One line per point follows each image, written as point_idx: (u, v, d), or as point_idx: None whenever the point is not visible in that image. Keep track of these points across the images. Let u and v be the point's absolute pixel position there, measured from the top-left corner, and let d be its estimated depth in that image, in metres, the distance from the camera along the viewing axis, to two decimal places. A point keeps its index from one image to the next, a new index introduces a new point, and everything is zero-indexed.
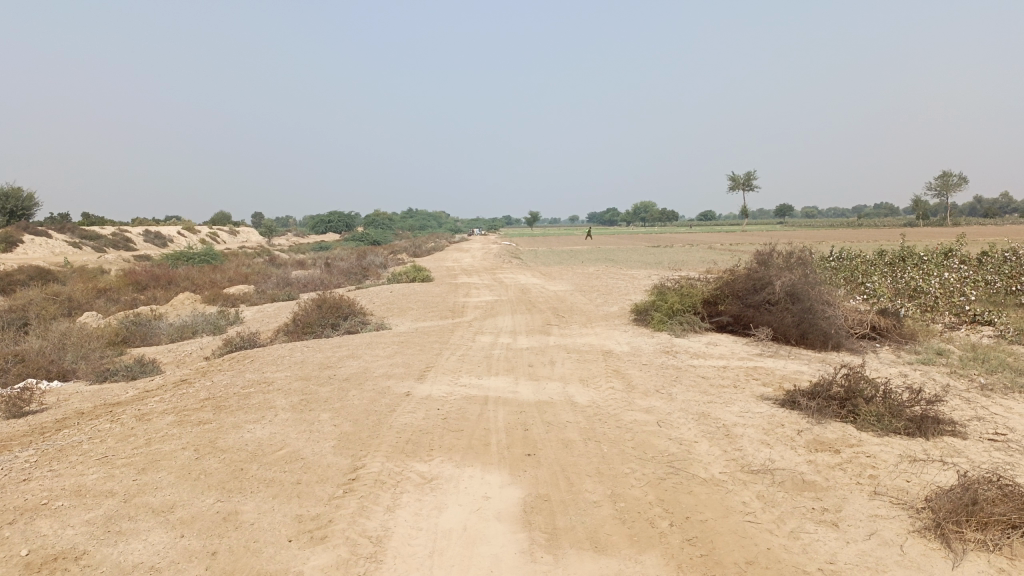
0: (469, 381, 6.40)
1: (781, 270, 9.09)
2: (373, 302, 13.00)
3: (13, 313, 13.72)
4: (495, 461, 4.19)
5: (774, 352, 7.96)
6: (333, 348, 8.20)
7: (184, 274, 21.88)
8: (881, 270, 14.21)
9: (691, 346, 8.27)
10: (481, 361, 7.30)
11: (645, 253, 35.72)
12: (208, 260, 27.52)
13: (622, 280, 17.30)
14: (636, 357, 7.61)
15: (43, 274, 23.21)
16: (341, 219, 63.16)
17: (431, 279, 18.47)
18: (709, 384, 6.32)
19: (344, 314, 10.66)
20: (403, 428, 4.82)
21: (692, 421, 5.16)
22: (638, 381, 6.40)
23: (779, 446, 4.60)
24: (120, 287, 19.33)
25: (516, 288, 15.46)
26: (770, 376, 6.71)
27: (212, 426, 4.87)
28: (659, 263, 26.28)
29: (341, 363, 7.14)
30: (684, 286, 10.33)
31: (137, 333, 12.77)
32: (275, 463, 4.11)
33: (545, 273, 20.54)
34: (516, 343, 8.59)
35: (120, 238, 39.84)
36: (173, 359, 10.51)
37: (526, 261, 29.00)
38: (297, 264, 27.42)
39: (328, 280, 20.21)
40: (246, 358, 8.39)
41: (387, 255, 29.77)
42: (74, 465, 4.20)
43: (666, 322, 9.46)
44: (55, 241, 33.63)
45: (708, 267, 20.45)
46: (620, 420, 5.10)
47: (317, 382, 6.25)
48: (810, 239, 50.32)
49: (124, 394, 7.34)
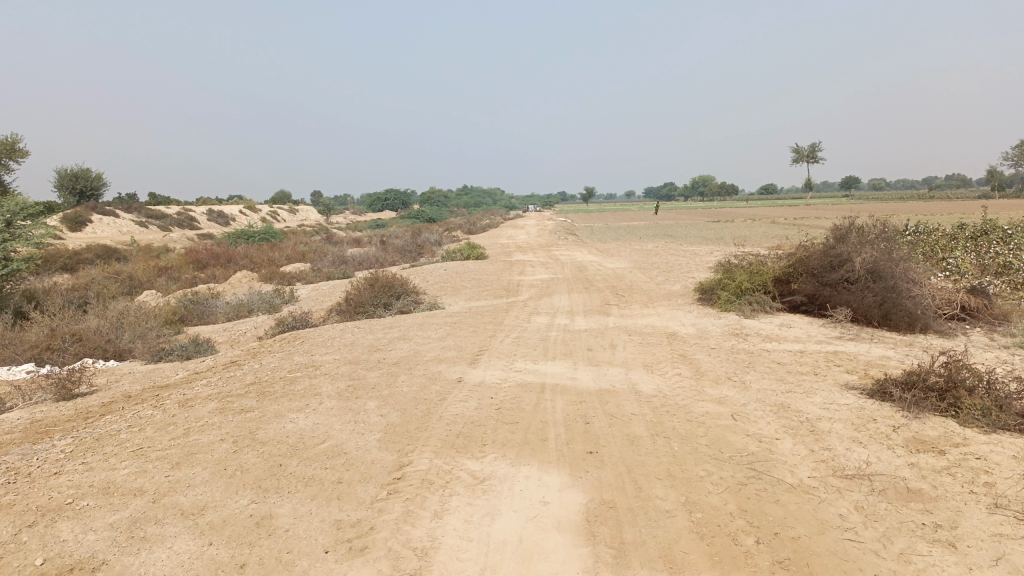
0: (524, 366, 6.01)
1: (861, 245, 8.42)
2: (426, 281, 12.72)
3: (76, 293, 13.95)
4: (554, 459, 3.80)
5: (855, 335, 7.34)
6: (385, 329, 7.92)
7: (244, 252, 22.09)
8: (965, 244, 13.22)
9: (762, 328, 7.71)
10: (538, 344, 6.91)
11: (706, 228, 34.68)
12: (267, 238, 27.81)
13: (683, 256, 16.63)
14: (704, 340, 7.10)
15: (110, 252, 23.80)
16: (396, 197, 63.40)
17: (486, 256, 18.14)
18: (787, 372, 5.78)
19: (397, 294, 10.40)
20: (454, 419, 4.47)
21: (771, 415, 4.66)
22: (708, 367, 5.91)
23: (874, 446, 4.08)
24: (181, 265, 19.60)
25: (573, 265, 14.98)
26: (854, 363, 6.13)
27: (254, 415, 4.61)
28: (721, 239, 25.34)
29: (391, 346, 6.84)
30: (753, 263, 9.72)
31: (194, 312, 12.80)
32: (315, 459, 3.80)
33: (603, 250, 20.00)
34: (575, 324, 8.15)
35: (184, 217, 40.77)
36: (227, 339, 10.43)
37: (582, 237, 28.40)
38: (354, 242, 27.44)
39: (383, 258, 20.09)
40: (297, 339, 8.19)
41: (442, 232, 29.55)
42: (108, 458, 3.98)
43: (734, 302, 8.91)
44: (122, 221, 34.55)
45: (774, 243, 19.55)
46: (690, 412, 4.65)
47: (365, 366, 5.96)
48: (880, 211, 48.15)
49: (174, 376, 7.21)
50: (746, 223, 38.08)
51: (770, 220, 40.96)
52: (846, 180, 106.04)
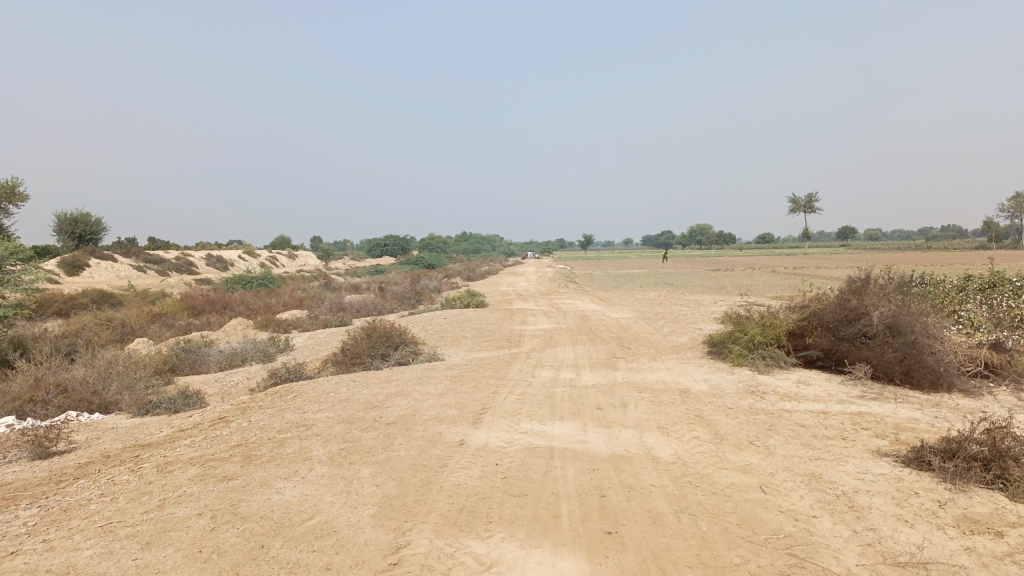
0: (530, 426, 5.61)
1: (878, 299, 8.12)
2: (425, 330, 12.36)
3: (65, 340, 13.56)
4: (569, 541, 3.40)
5: (877, 394, 6.96)
6: (381, 383, 7.54)
7: (241, 298, 21.76)
8: (977, 296, 12.91)
9: (779, 385, 7.33)
10: (543, 401, 6.51)
11: (706, 277, 34.50)
12: (266, 284, 27.54)
13: (687, 306, 16.30)
14: (719, 398, 6.72)
15: (105, 297, 23.48)
16: (396, 243, 63.40)
17: (486, 304, 17.80)
18: (812, 436, 5.39)
19: (395, 344, 10.04)
20: (456, 490, 4.06)
21: (803, 487, 4.27)
22: (727, 430, 5.51)
23: (922, 527, 3.68)
24: (175, 311, 19.23)
25: (575, 315, 14.65)
26: (883, 426, 5.74)
27: (237, 484, 4.21)
28: (722, 288, 25.05)
29: (388, 403, 6.45)
30: (764, 315, 9.38)
31: (185, 362, 12.41)
32: (301, 539, 3.40)
33: (605, 298, 19.67)
34: (582, 379, 7.77)
35: (184, 262, 40.57)
36: (217, 391, 10.02)
37: (582, 285, 28.15)
38: (352, 288, 27.14)
39: (382, 306, 19.75)
40: (290, 393, 7.80)
41: (441, 279, 29.27)
42: (71, 534, 3.58)
43: (746, 357, 8.54)
44: (120, 265, 34.32)
45: (778, 294, 19.25)
46: (715, 482, 4.25)
47: (360, 426, 5.56)
48: (881, 259, 48.06)
49: (157, 433, 6.80)
50: (746, 271, 37.88)
51: (770, 269, 40.78)
52: (844, 229, 106.55)
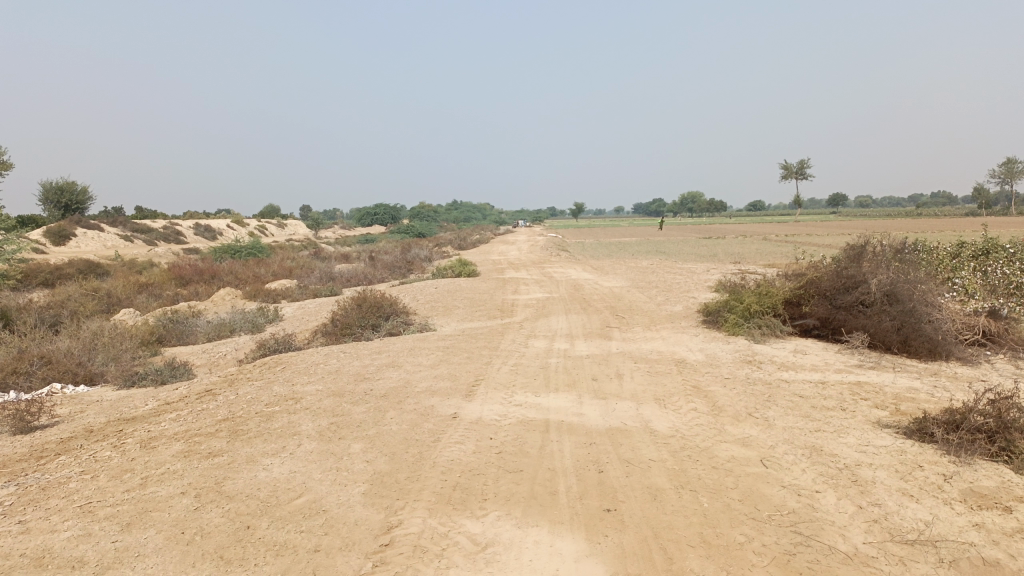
0: (525, 399, 5.48)
1: (877, 267, 7.99)
2: (416, 300, 12.19)
3: (49, 311, 13.32)
4: (567, 519, 3.28)
5: (875, 363, 6.87)
6: (372, 355, 7.39)
7: (229, 267, 21.50)
8: (972, 262, 12.85)
9: (776, 354, 7.22)
10: (538, 372, 6.38)
11: (697, 244, 34.39)
12: (255, 253, 27.24)
13: (680, 275, 16.18)
14: (716, 368, 6.60)
15: (92, 267, 23.16)
16: (386, 212, 62.92)
17: (478, 273, 17.63)
18: (812, 407, 5.28)
19: (385, 314, 9.88)
20: (450, 465, 3.93)
21: (805, 461, 4.16)
22: (725, 401, 5.40)
23: (929, 501, 3.58)
24: (163, 282, 18.97)
25: (568, 284, 14.50)
26: (883, 397, 5.65)
27: (223, 461, 4.06)
28: (714, 256, 24.94)
29: (379, 375, 6.30)
30: (760, 284, 9.25)
31: (173, 333, 12.21)
32: (289, 519, 3.27)
33: (598, 267, 19.52)
34: (576, 349, 7.64)
35: (172, 231, 40.11)
36: (205, 362, 9.85)
37: (574, 253, 28.03)
38: (343, 257, 26.88)
39: (372, 275, 19.54)
40: (278, 364, 7.64)
41: (432, 248, 29.04)
42: (48, 515, 3.43)
43: (742, 326, 8.41)
44: (107, 235, 33.88)
45: (770, 262, 19.15)
46: (715, 456, 4.14)
47: (350, 399, 5.42)
48: (873, 226, 48.12)
49: (142, 406, 6.65)
50: (737, 239, 37.88)
51: (761, 236, 40.73)
52: (835, 197, 106.61)
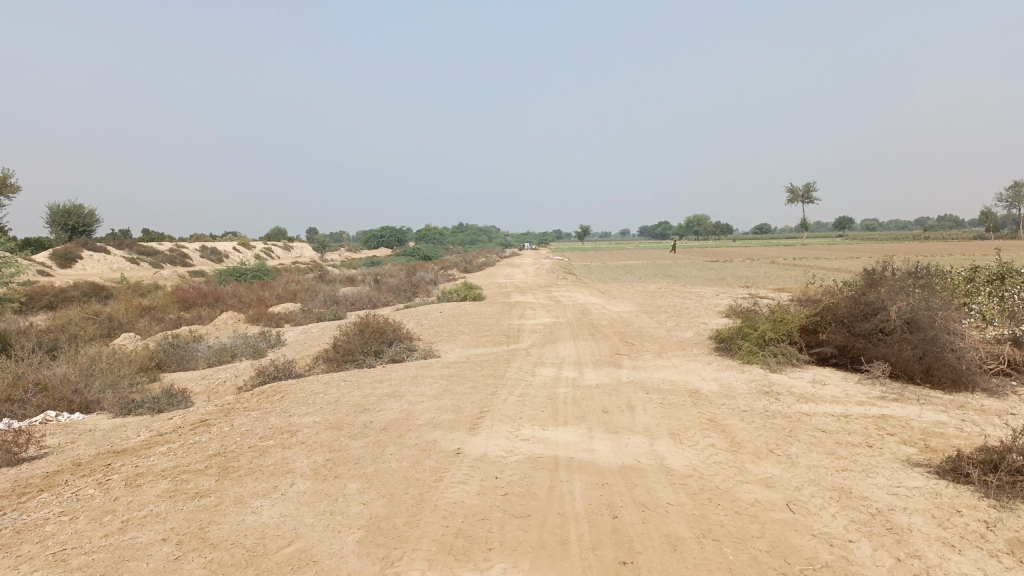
0: (532, 433, 5.21)
1: (896, 293, 7.72)
2: (421, 324, 11.95)
3: (49, 335, 13.11)
4: (580, 573, 3.00)
5: (898, 395, 6.58)
6: (374, 383, 7.14)
7: (233, 290, 21.32)
8: (988, 287, 12.55)
9: (794, 384, 6.94)
10: (546, 404, 6.10)
11: (704, 268, 34.12)
12: (260, 276, 27.10)
13: (690, 299, 15.92)
14: (732, 399, 6.32)
15: (97, 289, 23.03)
16: (392, 235, 62.86)
17: (483, 297, 17.40)
18: (836, 443, 5.00)
19: (388, 340, 9.63)
20: (452, 509, 3.66)
21: (834, 505, 3.88)
22: (744, 436, 5.12)
23: (972, 553, 3.30)
24: (166, 305, 18.78)
25: (575, 309, 14.24)
26: (910, 433, 5.36)
27: (210, 503, 3.80)
28: (722, 280, 24.61)
29: (380, 406, 6.04)
30: (774, 310, 8.97)
31: (172, 358, 11.98)
32: (276, 572, 2.99)
33: (605, 291, 19.27)
34: (585, 378, 7.36)
35: (178, 254, 40.10)
36: (204, 389, 9.60)
37: (580, 277, 27.76)
38: (348, 280, 26.71)
39: (377, 298, 19.33)
40: (277, 393, 7.38)
41: (437, 270, 28.82)
42: (18, 564, 3.17)
43: (757, 354, 8.12)
44: (113, 257, 33.81)
45: (780, 287, 18.84)
46: (737, 499, 3.86)
47: (348, 433, 5.16)
48: (882, 250, 47.75)
49: (134, 437, 6.38)
50: (745, 263, 37.62)
51: (769, 260, 40.53)
52: (842, 220, 106.31)
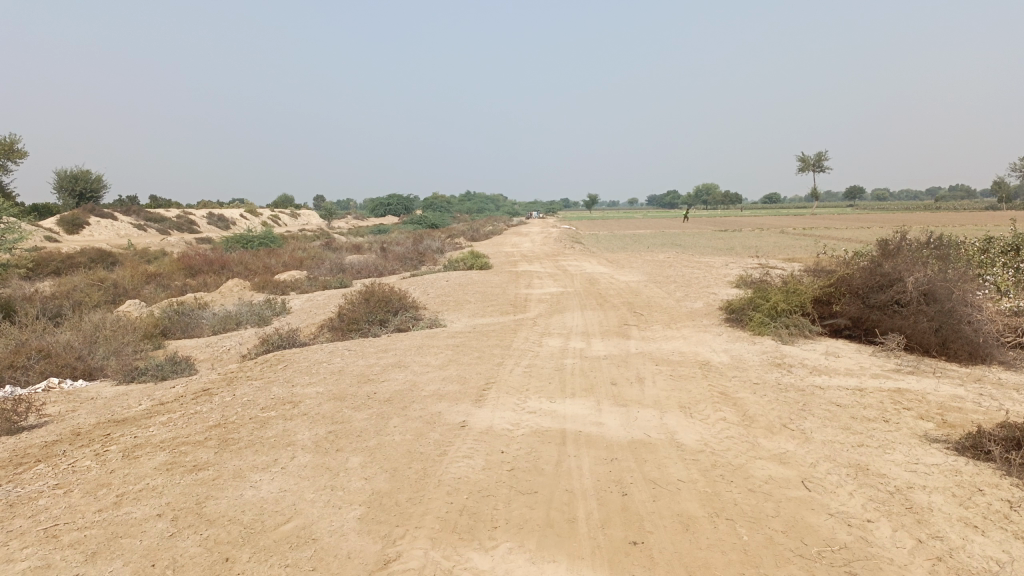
0: (538, 405, 5.08)
1: (913, 264, 7.53)
2: (426, 293, 11.82)
3: (53, 302, 13.04)
4: (588, 554, 2.89)
5: (913, 368, 6.42)
6: (378, 353, 7.02)
7: (239, 257, 21.22)
8: (1002, 258, 12.33)
9: (806, 357, 6.79)
10: (553, 375, 5.98)
11: (713, 237, 33.77)
12: (267, 243, 26.98)
13: (699, 269, 15.71)
14: (743, 372, 6.19)
15: (103, 256, 22.96)
16: (399, 202, 62.54)
17: (490, 266, 17.24)
18: (852, 418, 4.86)
19: (393, 309, 9.51)
20: (457, 484, 3.54)
21: (851, 483, 3.75)
22: (757, 410, 4.99)
23: (997, 534, 3.17)
24: (171, 272, 18.70)
25: (583, 278, 14.08)
26: (927, 407, 5.21)
27: (208, 477, 3.70)
28: (731, 249, 24.36)
29: (384, 377, 5.92)
30: (787, 281, 8.78)
31: (177, 326, 11.90)
32: (273, 550, 2.89)
33: (613, 260, 19.07)
34: (592, 349, 7.22)
35: (185, 220, 39.99)
36: (208, 357, 9.52)
37: (587, 246, 27.56)
38: (355, 248, 26.57)
39: (383, 267, 19.20)
40: (280, 362, 7.29)
41: (444, 238, 28.63)
42: (8, 540, 3.08)
43: (769, 325, 7.96)
44: (120, 223, 33.70)
45: (790, 257, 18.62)
46: (751, 477, 3.73)
47: (351, 404, 5.05)
48: (893, 220, 47.27)
49: (136, 406, 6.30)
50: (754, 232, 37.29)
51: (779, 229, 40.16)
52: (852, 188, 105.45)
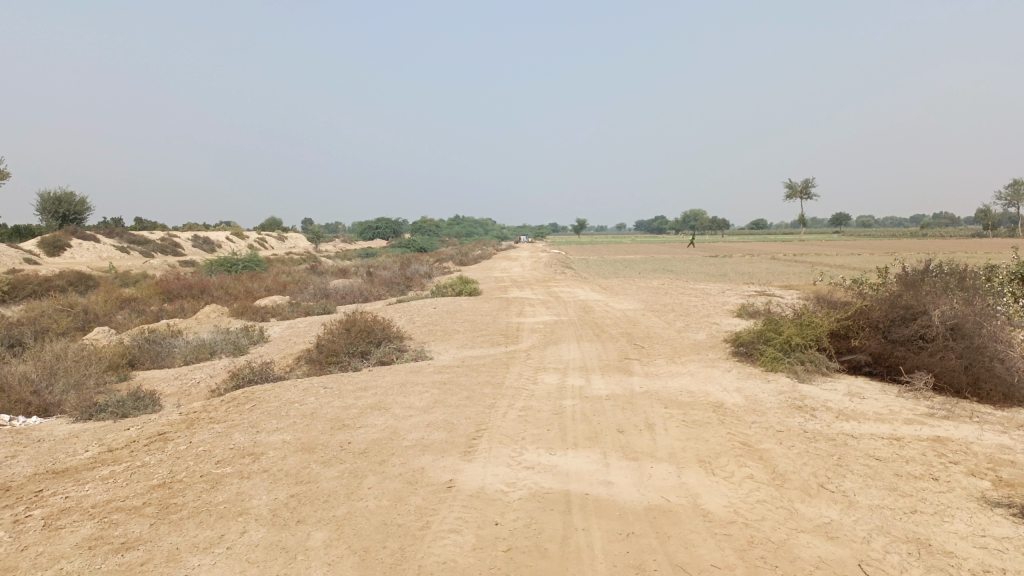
0: (536, 459, 4.43)
1: (939, 294, 6.96)
2: (412, 322, 11.15)
3: (16, 328, 12.27)
4: None
5: (948, 411, 5.81)
6: (356, 392, 6.36)
7: (220, 281, 20.47)
8: (1010, 284, 11.83)
9: (828, 398, 6.19)
10: (551, 420, 5.31)
11: (704, 263, 33.25)
12: (251, 266, 26.27)
13: (696, 296, 15.20)
14: (762, 416, 5.56)
15: (82, 278, 22.16)
16: (387, 226, 61.96)
17: (479, 292, 16.59)
18: (897, 477, 4.24)
19: (376, 340, 8.84)
20: (442, 573, 2.88)
21: (916, 566, 3.12)
22: (787, 465, 4.36)
23: None
24: (148, 297, 17.93)
25: (577, 306, 13.44)
26: (976, 461, 4.59)
27: (135, 562, 3.02)
28: (724, 275, 23.84)
29: (361, 422, 5.25)
30: (798, 312, 8.19)
31: (147, 355, 11.18)
32: None
33: (606, 286, 18.46)
34: (593, 388, 6.56)
35: (169, 242, 39.17)
36: (175, 392, 8.79)
37: (578, 271, 26.98)
38: (341, 272, 25.89)
39: (369, 291, 18.52)
40: (249, 400, 6.61)
41: (432, 263, 27.97)
42: None
43: (782, 361, 7.36)
44: (102, 246, 32.87)
45: (788, 284, 18.11)
46: (797, 559, 3.09)
47: (321, 458, 4.38)
48: (882, 247, 47.07)
49: (82, 452, 5.59)
50: (745, 258, 36.87)
51: (770, 255, 39.86)
52: (839, 215, 106.07)
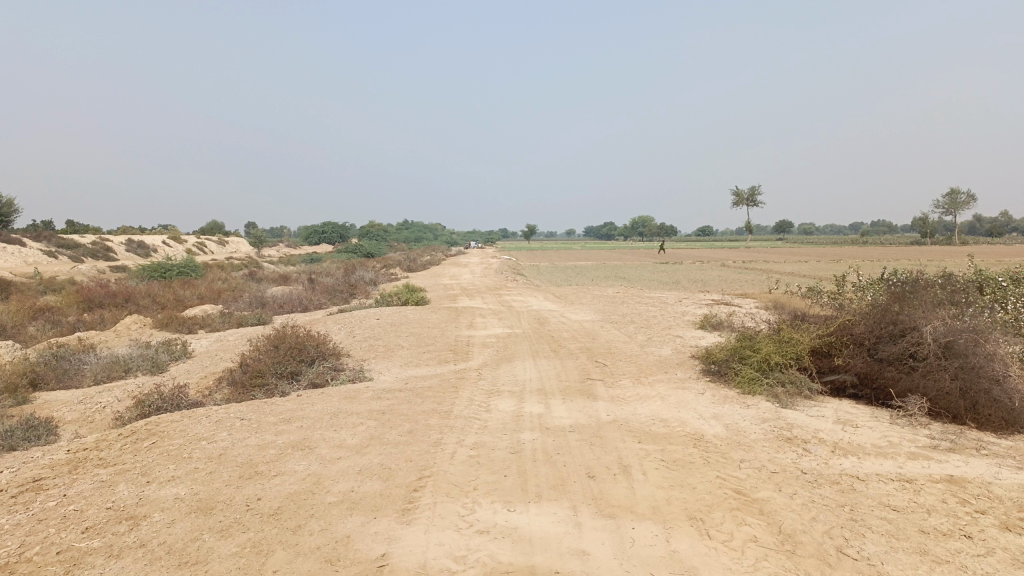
0: (491, 519, 3.58)
1: (930, 308, 6.36)
2: (351, 336, 10.18)
3: None
4: None
5: (952, 443, 5.17)
6: (278, 425, 5.42)
7: (148, 289, 19.04)
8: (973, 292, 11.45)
9: (818, 426, 5.51)
10: (508, 463, 4.47)
11: (656, 270, 32.88)
12: (186, 273, 24.77)
13: (654, 306, 14.54)
14: (751, 452, 4.82)
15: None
16: (334, 230, 60.34)
17: (426, 302, 15.64)
18: (926, 537, 3.52)
19: (308, 359, 7.87)
20: None
21: None
22: (794, 522, 3.61)
23: None
24: (67, 306, 16.46)
25: (530, 317, 12.62)
26: (1006, 509, 3.91)
27: None
28: (677, 283, 23.39)
29: (278, 468, 4.32)
30: (773, 329, 7.55)
31: (52, 373, 9.94)
32: None
33: (560, 295, 17.72)
34: (554, 417, 5.74)
35: (102, 247, 37.07)
36: (75, 419, 7.67)
37: (530, 278, 26.26)
38: (282, 279, 24.60)
39: (308, 300, 17.39)
40: (150, 434, 5.58)
41: (378, 270, 26.86)
42: None
43: (760, 382, 6.70)
44: (27, 250, 30.75)
45: (746, 292, 17.68)
46: None
47: (218, 524, 3.45)
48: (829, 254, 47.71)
49: None
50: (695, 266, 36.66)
51: (719, 262, 39.92)
52: (782, 223, 108.17)
